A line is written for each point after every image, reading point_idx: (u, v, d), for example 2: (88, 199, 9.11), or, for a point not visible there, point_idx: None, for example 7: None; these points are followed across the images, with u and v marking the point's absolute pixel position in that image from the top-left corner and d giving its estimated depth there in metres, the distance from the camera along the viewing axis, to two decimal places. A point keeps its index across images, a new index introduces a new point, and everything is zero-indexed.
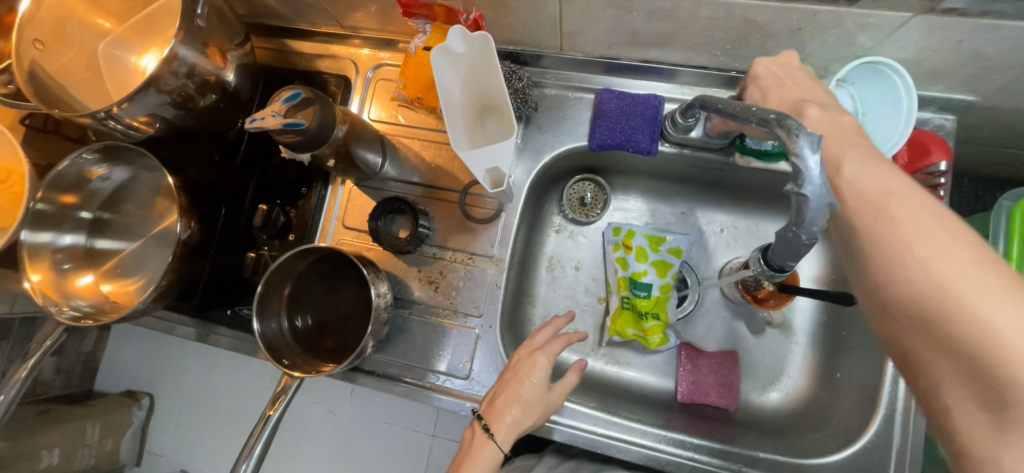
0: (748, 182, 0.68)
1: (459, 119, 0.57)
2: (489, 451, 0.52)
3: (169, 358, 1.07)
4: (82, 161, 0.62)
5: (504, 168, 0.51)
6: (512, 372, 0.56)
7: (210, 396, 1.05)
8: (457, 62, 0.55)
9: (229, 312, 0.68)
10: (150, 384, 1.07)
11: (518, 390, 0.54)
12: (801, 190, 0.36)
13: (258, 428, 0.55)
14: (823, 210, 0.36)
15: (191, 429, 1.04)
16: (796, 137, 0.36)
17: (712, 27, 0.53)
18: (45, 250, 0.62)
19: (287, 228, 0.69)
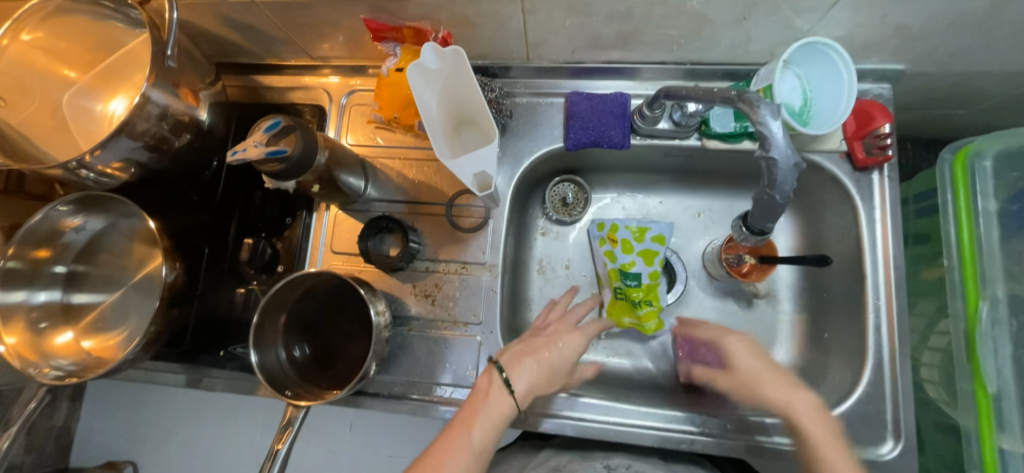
0: (718, 165, 0.72)
1: (440, 131, 0.59)
2: (505, 404, 0.55)
3: (149, 421, 1.01)
4: (56, 213, 0.60)
5: (490, 171, 0.53)
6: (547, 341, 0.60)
7: (198, 456, 0.99)
8: (433, 79, 0.57)
9: (223, 354, 0.66)
10: (131, 451, 1.01)
11: (552, 354, 0.59)
12: (769, 154, 0.43)
13: (268, 463, 0.53)
14: (790, 170, 0.43)
15: None
16: (758, 108, 0.43)
17: (666, 25, 0.57)
18: (20, 309, 0.59)
19: (274, 260, 0.68)
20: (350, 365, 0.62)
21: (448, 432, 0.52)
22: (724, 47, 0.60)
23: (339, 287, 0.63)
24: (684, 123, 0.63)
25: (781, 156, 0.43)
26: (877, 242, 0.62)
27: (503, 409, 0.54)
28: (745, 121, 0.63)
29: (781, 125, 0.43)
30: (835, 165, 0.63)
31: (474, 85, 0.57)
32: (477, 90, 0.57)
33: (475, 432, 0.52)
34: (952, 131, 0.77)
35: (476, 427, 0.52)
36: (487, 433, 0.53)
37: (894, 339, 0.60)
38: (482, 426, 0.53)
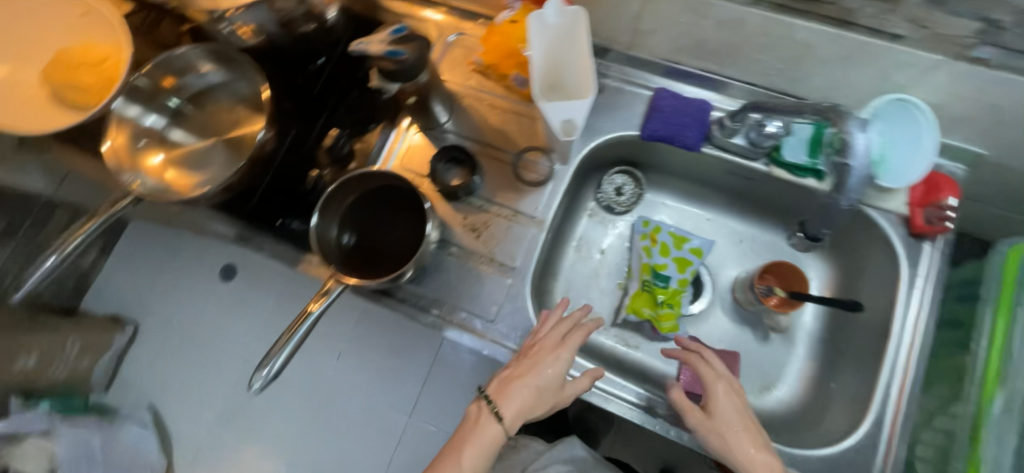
0: (774, 199, 0.74)
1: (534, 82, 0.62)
2: (492, 430, 0.57)
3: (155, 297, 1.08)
4: (193, 53, 0.69)
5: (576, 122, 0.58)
6: (543, 372, 0.60)
7: (185, 338, 1.07)
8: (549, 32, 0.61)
9: (278, 223, 0.73)
10: (136, 313, 1.08)
11: (537, 377, 0.60)
12: (849, 162, 0.55)
13: (298, 320, 0.58)
14: (862, 178, 0.55)
15: (163, 371, 1.06)
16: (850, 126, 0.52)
17: (771, 47, 0.60)
18: (130, 124, 0.68)
19: (349, 157, 0.75)
20: (385, 264, 0.66)
21: (437, 461, 0.57)
22: (818, 82, 0.63)
23: (398, 194, 0.68)
24: (757, 143, 0.66)
25: (856, 164, 0.55)
26: (912, 307, 0.63)
27: (492, 435, 0.57)
28: (817, 158, 0.65)
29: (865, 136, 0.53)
30: (889, 224, 0.65)
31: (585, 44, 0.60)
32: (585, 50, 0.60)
33: (464, 458, 0.56)
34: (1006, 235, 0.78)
35: (465, 453, 0.56)
36: (478, 459, 0.56)
37: (904, 403, 0.61)
38: (472, 452, 0.56)
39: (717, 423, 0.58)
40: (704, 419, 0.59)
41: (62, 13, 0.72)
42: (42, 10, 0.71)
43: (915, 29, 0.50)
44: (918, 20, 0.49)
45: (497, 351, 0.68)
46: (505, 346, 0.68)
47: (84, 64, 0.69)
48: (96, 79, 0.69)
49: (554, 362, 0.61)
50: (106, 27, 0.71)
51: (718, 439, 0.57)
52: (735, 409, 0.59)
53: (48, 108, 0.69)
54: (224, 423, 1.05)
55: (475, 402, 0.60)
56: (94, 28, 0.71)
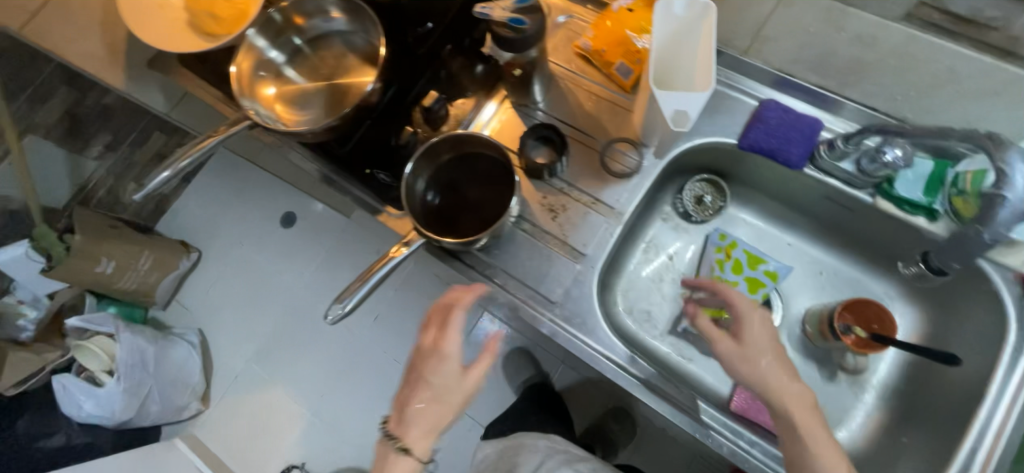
0: (869, 233, 0.70)
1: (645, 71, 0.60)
2: (405, 466, 0.55)
3: (243, 244, 1.54)
4: (326, 0, 0.73)
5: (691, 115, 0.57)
6: (432, 386, 0.57)
7: (267, 281, 1.50)
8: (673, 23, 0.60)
9: (368, 173, 0.75)
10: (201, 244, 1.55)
11: (428, 388, 0.57)
12: (1004, 194, 0.52)
13: (380, 262, 0.63)
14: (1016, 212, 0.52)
15: (244, 307, 1.49)
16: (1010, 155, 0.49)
17: (908, 69, 0.57)
18: (257, 54, 0.73)
19: (442, 121, 0.77)
20: (462, 226, 0.68)
21: None
22: (952, 115, 0.58)
23: (484, 162, 0.70)
24: (868, 171, 0.62)
25: (1013, 197, 0.51)
26: (1018, 374, 0.57)
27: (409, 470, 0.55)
28: (934, 198, 0.61)
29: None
30: (1004, 281, 0.59)
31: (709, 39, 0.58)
32: (708, 44, 0.58)
33: None
34: None
35: None
36: None
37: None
38: None
39: (745, 349, 0.57)
40: (733, 349, 0.57)
41: None
42: None
43: None
44: None
45: (556, 332, 0.68)
46: (567, 330, 0.68)
47: None
48: (231, 12, 0.74)
49: (443, 369, 0.57)
50: None
51: (750, 366, 0.56)
52: (764, 337, 0.57)
53: (184, 34, 0.75)
54: (285, 341, 1.44)
55: (381, 443, 0.57)
56: None
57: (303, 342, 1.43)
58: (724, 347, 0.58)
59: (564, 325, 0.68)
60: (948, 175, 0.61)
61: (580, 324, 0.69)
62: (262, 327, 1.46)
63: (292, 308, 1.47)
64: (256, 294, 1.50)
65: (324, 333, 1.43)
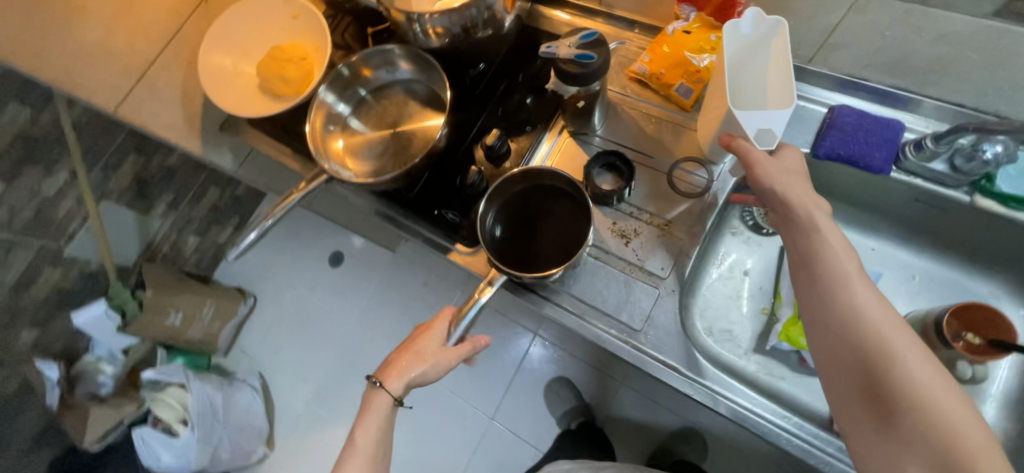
0: (967, 233, 0.67)
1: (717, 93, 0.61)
2: (383, 398, 0.63)
3: (296, 286, 1.59)
4: (391, 53, 0.77)
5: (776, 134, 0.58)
6: (417, 348, 0.64)
7: (324, 318, 1.54)
8: (741, 42, 0.60)
9: (436, 213, 0.76)
10: (256, 289, 1.59)
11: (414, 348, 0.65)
12: None
13: (467, 304, 0.65)
14: None
15: (303, 347, 1.52)
16: None
17: (1002, 63, 0.54)
18: (326, 109, 0.77)
19: (505, 156, 0.76)
20: (537, 259, 0.68)
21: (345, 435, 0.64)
22: None
23: (552, 192, 0.71)
24: (964, 170, 0.60)
25: None
26: None
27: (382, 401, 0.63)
28: None
29: None
30: None
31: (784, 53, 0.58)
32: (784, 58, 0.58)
33: (357, 427, 0.63)
34: None
35: (359, 424, 0.63)
36: (367, 428, 0.63)
37: None
38: (364, 421, 0.63)
39: (783, 166, 0.56)
40: (771, 165, 0.56)
41: (276, 16, 0.83)
42: (260, 13, 0.82)
43: None
44: None
45: (643, 360, 0.66)
46: (655, 357, 0.66)
47: (292, 59, 0.78)
48: (300, 73, 0.78)
49: (431, 336, 0.65)
50: (313, 28, 0.81)
51: (779, 172, 0.55)
52: (795, 166, 0.58)
53: (257, 98, 0.80)
54: (344, 380, 1.46)
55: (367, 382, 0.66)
56: (301, 30, 0.82)
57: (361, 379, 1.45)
58: (762, 157, 0.56)
59: (652, 353, 0.67)
60: None
61: (668, 350, 0.67)
62: (320, 367, 1.49)
63: (345, 346, 1.50)
64: (311, 334, 1.53)
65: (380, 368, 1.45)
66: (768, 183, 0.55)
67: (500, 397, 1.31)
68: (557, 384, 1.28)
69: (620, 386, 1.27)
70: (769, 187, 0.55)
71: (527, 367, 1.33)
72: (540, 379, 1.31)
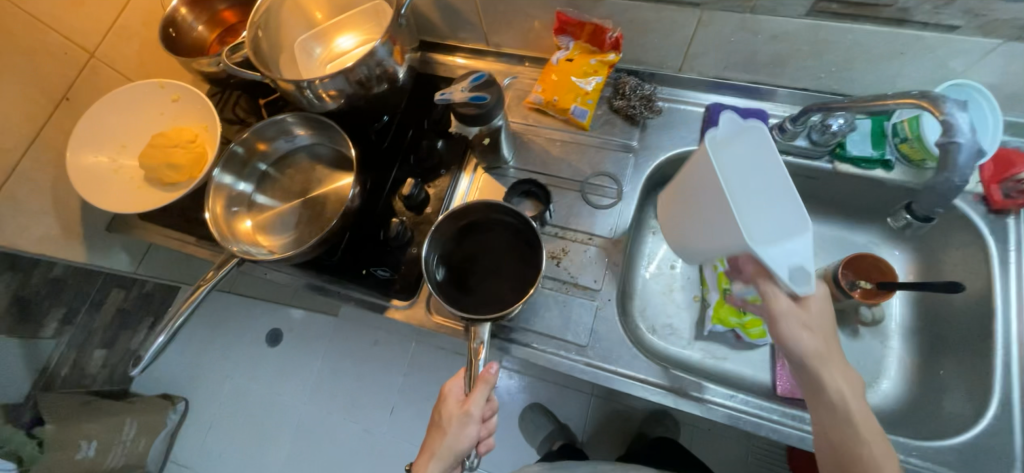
0: (840, 194, 0.76)
1: (720, 219, 0.55)
2: None
3: (233, 376, 1.45)
4: (285, 122, 0.75)
5: (806, 268, 0.51)
6: (437, 422, 0.60)
7: (270, 403, 1.41)
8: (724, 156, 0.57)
9: (364, 273, 0.74)
10: (187, 390, 1.44)
11: (437, 422, 0.60)
12: (954, 139, 0.49)
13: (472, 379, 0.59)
14: (974, 156, 0.50)
15: (250, 442, 1.38)
16: (944, 103, 0.49)
17: (824, 51, 0.64)
18: (225, 191, 0.73)
19: (424, 203, 0.77)
20: (493, 302, 0.66)
21: None
22: (870, 80, 0.66)
23: (498, 228, 0.71)
24: (821, 142, 0.69)
25: (965, 142, 0.49)
26: (1011, 281, 0.63)
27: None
28: (883, 149, 0.68)
29: (968, 115, 0.48)
30: (968, 205, 0.66)
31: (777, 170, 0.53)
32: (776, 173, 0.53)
33: None
34: None
35: None
36: None
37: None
38: None
39: (808, 320, 0.52)
40: (794, 320, 0.52)
41: (154, 103, 0.78)
42: (133, 102, 0.77)
43: (971, 17, 0.53)
44: (975, 10, 0.52)
45: (595, 374, 0.68)
46: (606, 369, 0.68)
47: (179, 144, 0.74)
48: (190, 157, 0.74)
49: (446, 403, 0.60)
50: (196, 109, 0.77)
51: (801, 328, 0.52)
52: (820, 309, 0.53)
53: (143, 191, 0.74)
54: (304, 466, 1.34)
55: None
56: (185, 113, 0.78)
57: (325, 461, 1.34)
58: (785, 311, 0.53)
59: (602, 364, 0.68)
60: (886, 128, 0.68)
61: (616, 358, 0.69)
62: (274, 459, 1.36)
63: (299, 429, 1.38)
64: (257, 426, 1.39)
65: (341, 443, 1.35)
66: (792, 342, 0.52)
67: None
68: (530, 411, 1.25)
69: (589, 397, 1.28)
70: (790, 347, 0.53)
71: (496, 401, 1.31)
72: (513, 410, 1.29)
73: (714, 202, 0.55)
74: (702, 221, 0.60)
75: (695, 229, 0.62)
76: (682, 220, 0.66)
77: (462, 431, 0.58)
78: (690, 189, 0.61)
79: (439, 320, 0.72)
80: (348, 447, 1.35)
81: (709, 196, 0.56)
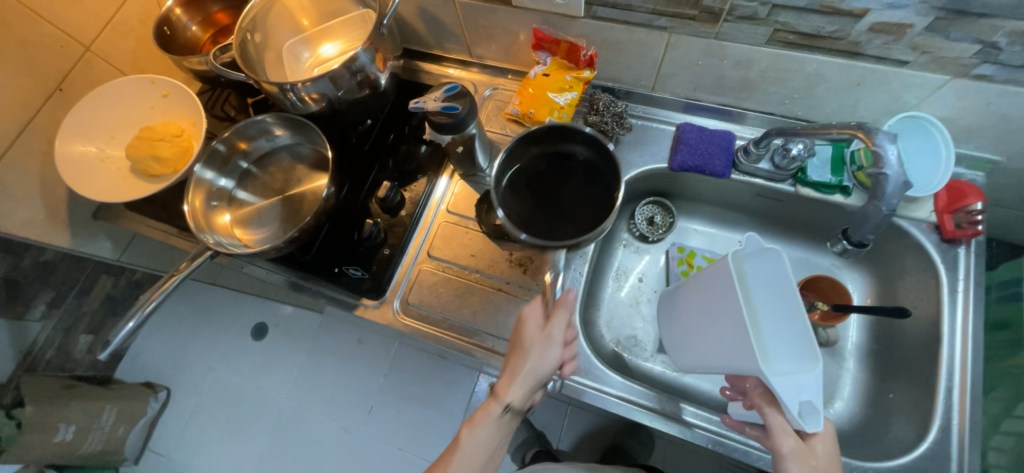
0: (804, 217, 0.78)
1: (733, 341, 0.55)
2: (491, 409, 0.56)
3: (216, 368, 1.46)
4: (266, 122, 0.78)
5: (817, 405, 0.51)
6: (518, 344, 0.59)
7: (250, 397, 1.43)
8: (742, 274, 0.58)
9: (335, 271, 0.76)
10: (169, 380, 1.45)
11: (518, 343, 0.59)
12: (882, 171, 0.58)
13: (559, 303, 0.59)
14: (900, 186, 0.58)
15: (228, 434, 1.39)
16: (876, 134, 0.55)
17: (785, 79, 0.66)
18: (206, 186, 0.76)
19: (399, 205, 0.79)
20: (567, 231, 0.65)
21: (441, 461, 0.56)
22: (831, 107, 0.68)
23: (567, 160, 0.70)
24: (783, 166, 0.71)
25: (892, 173, 0.57)
26: (958, 309, 0.64)
27: (494, 414, 0.56)
28: (842, 176, 0.70)
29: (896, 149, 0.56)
30: (921, 233, 0.68)
31: (793, 298, 0.55)
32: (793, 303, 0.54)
33: (464, 447, 0.55)
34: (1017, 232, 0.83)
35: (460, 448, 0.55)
36: (481, 442, 0.55)
37: (969, 415, 0.60)
38: (473, 435, 0.55)
39: (816, 463, 0.51)
40: (801, 461, 0.51)
41: (143, 97, 0.81)
42: (123, 96, 0.80)
43: (919, 54, 0.56)
44: (922, 47, 0.55)
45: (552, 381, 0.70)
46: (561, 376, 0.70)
47: (165, 138, 0.77)
48: (175, 151, 0.76)
49: (524, 329, 0.60)
50: (184, 105, 0.80)
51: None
52: (826, 452, 0.53)
53: (128, 181, 0.77)
54: (280, 461, 1.35)
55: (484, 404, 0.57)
56: (173, 108, 0.81)
57: (298, 456, 1.36)
58: (792, 451, 0.52)
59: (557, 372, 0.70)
60: (846, 154, 0.70)
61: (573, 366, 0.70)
62: (251, 452, 1.37)
63: (278, 424, 1.39)
64: (236, 418, 1.41)
65: (319, 440, 1.36)
66: None
67: None
68: None
69: (567, 407, 1.29)
70: None
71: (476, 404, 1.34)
72: None
73: (728, 322, 0.56)
74: (707, 333, 0.61)
75: (699, 339, 0.63)
76: (688, 328, 0.66)
77: (546, 353, 0.58)
78: (702, 303, 0.62)
79: (407, 321, 0.75)
80: (325, 443, 1.36)
81: (724, 314, 0.56)
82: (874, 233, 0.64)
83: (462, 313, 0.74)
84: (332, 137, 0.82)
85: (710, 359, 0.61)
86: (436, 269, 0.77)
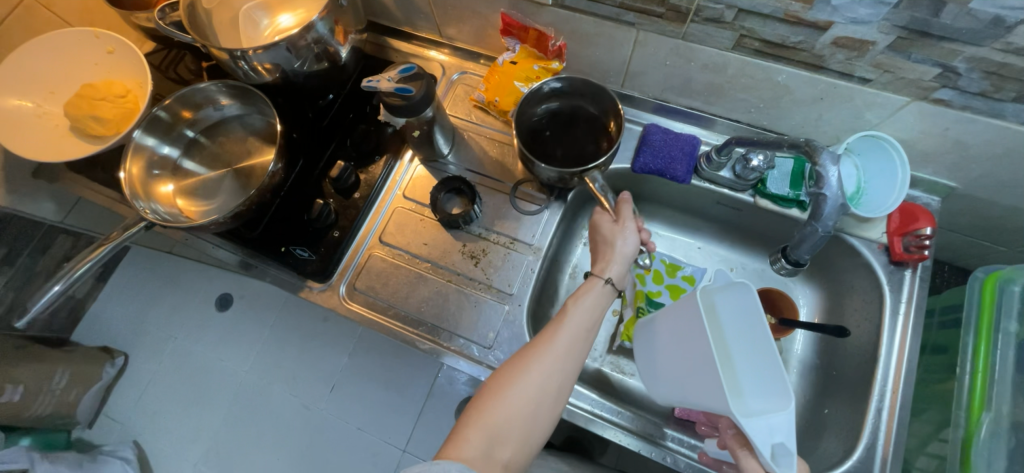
0: (761, 228, 0.78)
1: (700, 376, 0.51)
2: (594, 284, 0.61)
3: (174, 337, 1.43)
4: (212, 89, 0.74)
5: (791, 447, 0.46)
6: (600, 241, 0.65)
7: (209, 369, 1.40)
8: (712, 308, 0.54)
9: (281, 251, 0.74)
10: (126, 347, 1.42)
11: (603, 235, 0.66)
12: (822, 191, 0.57)
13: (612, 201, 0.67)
14: (836, 204, 0.56)
15: (184, 405, 1.37)
16: (821, 153, 0.55)
17: (751, 87, 0.65)
18: (146, 153, 0.72)
19: (354, 187, 0.77)
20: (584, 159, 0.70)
21: (540, 336, 0.58)
22: (796, 120, 0.67)
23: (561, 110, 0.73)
24: (743, 176, 0.69)
25: (831, 195, 0.56)
26: (897, 331, 0.65)
27: (597, 286, 0.61)
28: (800, 190, 0.69)
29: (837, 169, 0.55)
30: (872, 253, 0.68)
31: (764, 336, 0.51)
32: (763, 338, 0.51)
33: (571, 318, 0.58)
34: (972, 256, 0.84)
35: (566, 323, 0.58)
36: (586, 312, 0.59)
37: (894, 435, 0.61)
38: (580, 303, 0.59)
39: None
40: None
41: (86, 51, 0.76)
42: (64, 49, 0.76)
43: (881, 73, 0.55)
44: (884, 66, 0.53)
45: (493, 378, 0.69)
46: None
47: (107, 98, 0.73)
48: (118, 112, 0.73)
49: (601, 229, 0.66)
50: (130, 63, 0.76)
51: None
52: None
53: (66, 140, 0.73)
54: (234, 433, 1.34)
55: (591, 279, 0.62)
56: (119, 66, 0.77)
57: (253, 431, 1.34)
58: None
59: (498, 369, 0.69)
60: (806, 169, 0.70)
61: None
62: (208, 424, 1.35)
63: (235, 397, 1.37)
64: (192, 388, 1.39)
65: (276, 416, 1.35)
66: None
67: (412, 427, 1.31)
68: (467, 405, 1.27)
69: None
70: None
71: (438, 390, 1.34)
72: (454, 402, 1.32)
73: (696, 359, 0.51)
74: (676, 372, 0.56)
75: (667, 374, 0.58)
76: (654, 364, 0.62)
77: (627, 239, 0.64)
78: (670, 340, 0.58)
79: (352, 307, 0.73)
80: (282, 418, 1.35)
81: (690, 348, 0.53)
82: (810, 253, 0.65)
83: (409, 302, 0.73)
84: (285, 111, 0.79)
85: (677, 393, 0.57)
86: (388, 255, 0.75)
